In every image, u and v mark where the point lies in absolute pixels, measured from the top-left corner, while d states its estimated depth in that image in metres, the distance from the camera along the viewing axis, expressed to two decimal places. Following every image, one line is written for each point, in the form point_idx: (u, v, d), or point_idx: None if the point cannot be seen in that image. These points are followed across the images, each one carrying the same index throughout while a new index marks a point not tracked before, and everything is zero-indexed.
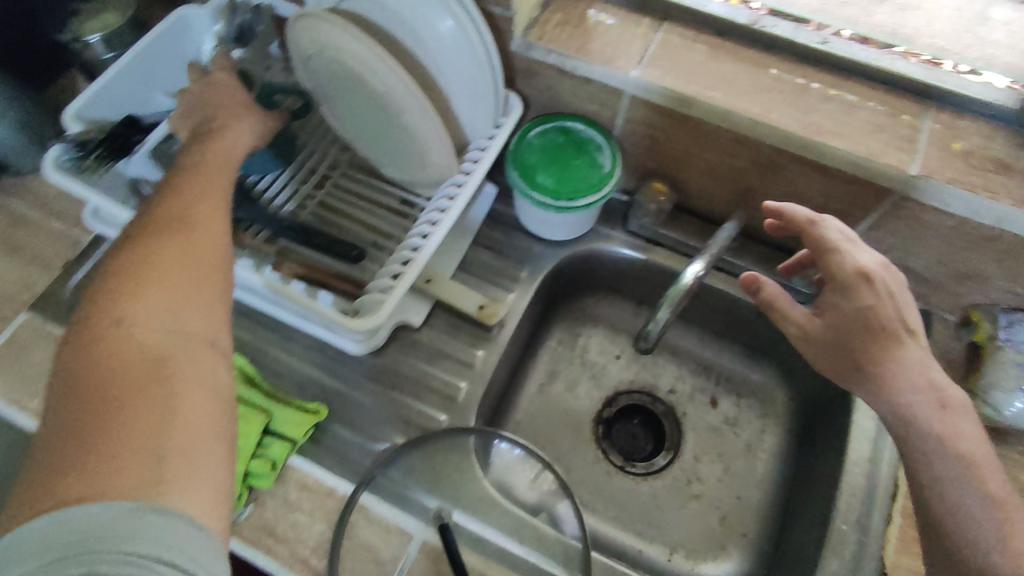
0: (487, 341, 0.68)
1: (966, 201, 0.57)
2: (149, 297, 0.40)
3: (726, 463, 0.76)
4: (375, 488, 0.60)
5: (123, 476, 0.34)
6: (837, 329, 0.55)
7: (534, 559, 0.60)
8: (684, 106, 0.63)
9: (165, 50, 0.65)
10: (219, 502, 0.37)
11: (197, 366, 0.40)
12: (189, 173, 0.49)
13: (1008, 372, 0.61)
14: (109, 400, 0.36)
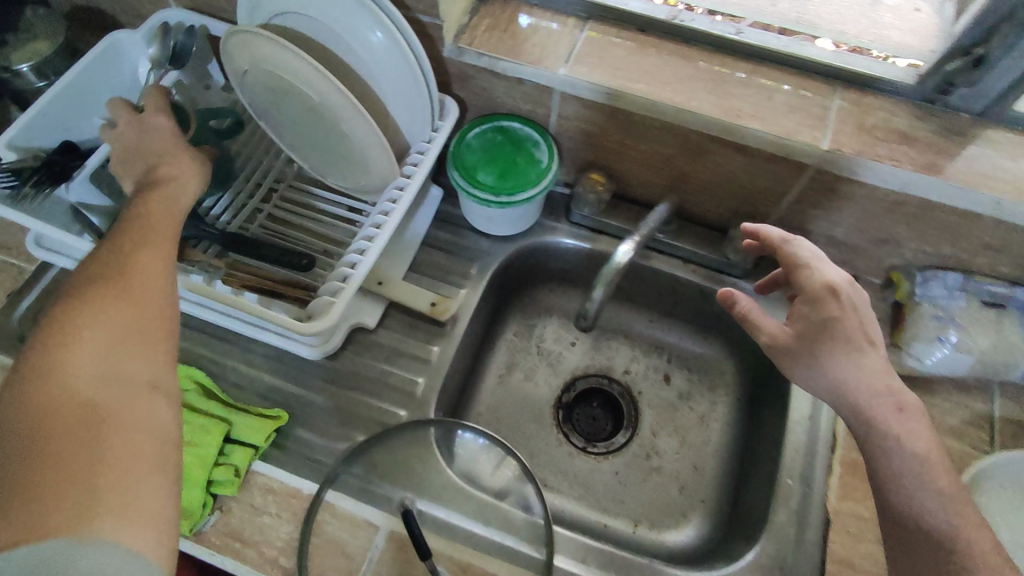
0: (442, 336, 0.71)
1: (896, 175, 0.61)
2: (85, 342, 0.43)
3: (682, 436, 0.80)
4: (338, 484, 0.62)
5: (54, 521, 0.36)
6: (808, 338, 0.55)
7: (501, 541, 0.61)
8: (618, 102, 0.67)
9: (98, 75, 0.70)
10: (156, 535, 0.40)
11: (133, 409, 0.42)
12: (134, 219, 0.52)
13: (927, 324, 0.67)
14: (41, 445, 0.38)
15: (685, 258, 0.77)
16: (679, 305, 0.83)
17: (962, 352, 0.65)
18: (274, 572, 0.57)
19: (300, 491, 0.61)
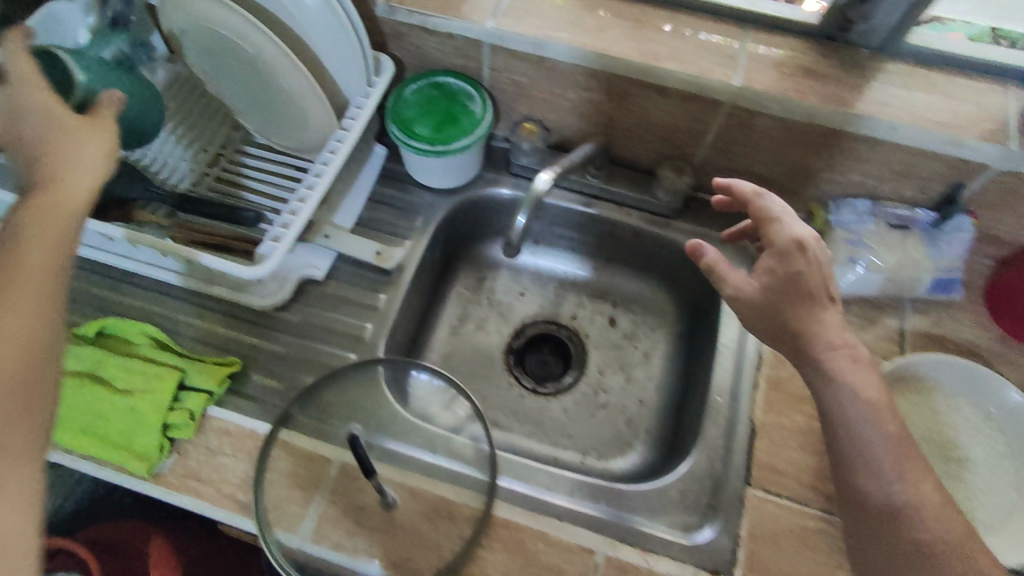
0: (389, 285, 0.75)
1: (902, 129, 0.64)
2: None
3: (627, 373, 0.84)
4: (292, 424, 0.65)
5: None
6: (773, 294, 0.54)
7: (446, 465, 0.65)
8: (619, 70, 0.69)
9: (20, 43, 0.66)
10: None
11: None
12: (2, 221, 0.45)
13: (840, 248, 0.71)
14: None
15: (619, 202, 0.81)
16: (620, 250, 0.87)
17: (872, 270, 0.69)
18: (232, 506, 0.61)
19: (254, 431, 0.64)
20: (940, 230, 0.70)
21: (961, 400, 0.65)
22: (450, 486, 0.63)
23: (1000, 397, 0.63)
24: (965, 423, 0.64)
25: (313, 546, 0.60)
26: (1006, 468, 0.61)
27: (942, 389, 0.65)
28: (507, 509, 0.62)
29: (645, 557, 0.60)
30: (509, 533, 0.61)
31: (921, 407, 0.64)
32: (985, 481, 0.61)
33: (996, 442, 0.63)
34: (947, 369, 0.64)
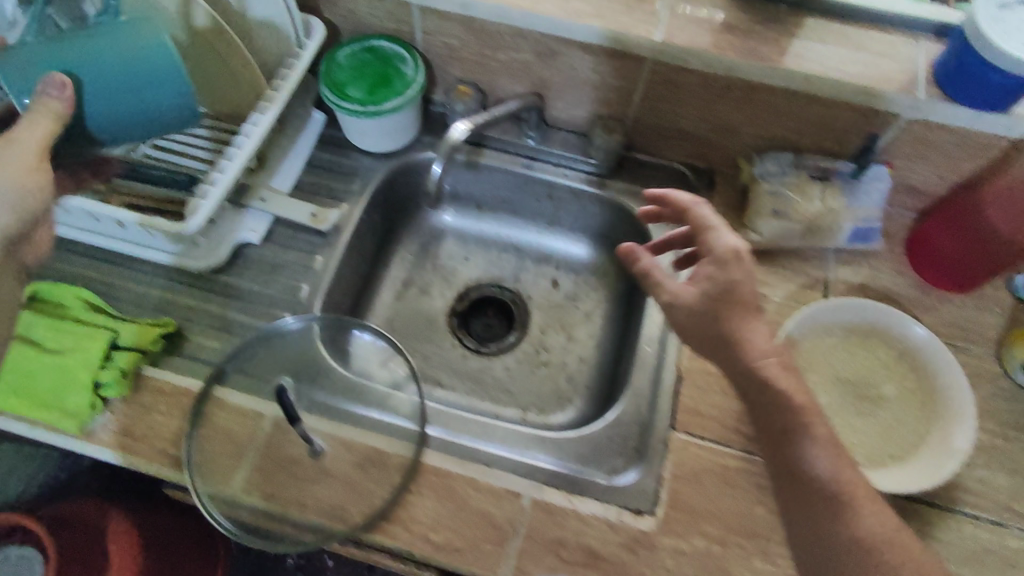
0: (326, 247, 0.76)
1: (942, 110, 0.65)
2: None
3: (569, 332, 0.86)
4: (226, 382, 0.66)
5: None
6: (714, 303, 0.57)
7: (378, 417, 0.66)
8: (659, 55, 0.69)
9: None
10: None
11: None
12: None
13: (765, 200, 0.73)
14: None
15: (556, 164, 0.82)
16: (561, 211, 0.88)
17: (794, 221, 0.72)
18: (165, 461, 0.61)
19: (188, 389, 0.65)
20: (858, 180, 0.72)
21: (867, 343, 0.67)
22: (386, 435, 0.65)
23: (900, 336, 0.66)
24: (870, 364, 0.66)
25: (248, 497, 0.62)
26: (906, 403, 0.64)
27: (848, 333, 0.67)
28: (435, 456, 0.63)
29: (571, 498, 0.62)
30: (438, 478, 0.62)
31: (828, 352, 0.67)
32: (886, 417, 0.64)
33: (898, 379, 0.66)
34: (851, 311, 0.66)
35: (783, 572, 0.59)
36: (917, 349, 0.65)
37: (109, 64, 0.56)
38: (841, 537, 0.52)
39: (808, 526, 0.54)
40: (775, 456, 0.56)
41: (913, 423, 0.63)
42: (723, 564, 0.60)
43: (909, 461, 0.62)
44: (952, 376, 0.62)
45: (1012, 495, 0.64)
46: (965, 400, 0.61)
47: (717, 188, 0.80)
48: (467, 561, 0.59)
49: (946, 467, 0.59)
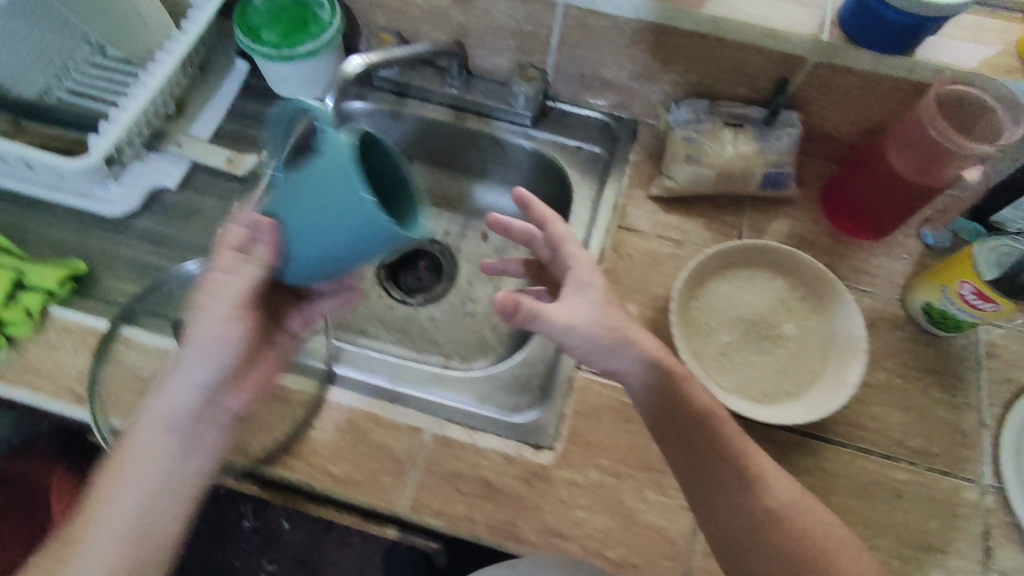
0: (243, 193, 0.75)
1: None
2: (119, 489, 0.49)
3: (495, 283, 0.87)
4: (134, 322, 0.66)
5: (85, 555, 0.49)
6: (603, 307, 0.56)
7: (281, 348, 0.69)
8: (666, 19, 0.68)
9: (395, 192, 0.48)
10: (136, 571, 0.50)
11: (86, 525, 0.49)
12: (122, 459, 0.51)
13: (678, 145, 0.73)
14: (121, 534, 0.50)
15: (479, 114, 0.82)
16: (489, 163, 0.87)
17: (705, 166, 0.71)
18: (68, 397, 0.62)
19: (95, 328, 0.66)
20: (771, 126, 0.72)
21: (768, 284, 0.68)
22: (292, 373, 0.66)
23: (800, 278, 0.67)
24: (771, 305, 0.67)
25: None
26: (804, 342, 0.65)
27: (750, 275, 0.68)
28: (340, 395, 0.65)
29: (471, 433, 0.63)
30: (341, 414, 0.64)
31: (730, 293, 0.67)
32: (784, 356, 0.65)
33: (798, 320, 0.66)
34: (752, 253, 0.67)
35: (673, 502, 0.61)
36: (815, 290, 0.66)
37: (312, 202, 0.47)
38: (748, 510, 0.55)
39: (716, 502, 0.56)
40: (686, 441, 0.57)
41: (809, 361, 0.64)
42: (614, 495, 0.61)
43: (801, 397, 0.63)
44: (847, 316, 0.64)
45: (902, 431, 0.65)
46: (857, 338, 0.62)
47: (639, 137, 0.80)
48: (365, 492, 0.60)
49: (834, 402, 0.60)
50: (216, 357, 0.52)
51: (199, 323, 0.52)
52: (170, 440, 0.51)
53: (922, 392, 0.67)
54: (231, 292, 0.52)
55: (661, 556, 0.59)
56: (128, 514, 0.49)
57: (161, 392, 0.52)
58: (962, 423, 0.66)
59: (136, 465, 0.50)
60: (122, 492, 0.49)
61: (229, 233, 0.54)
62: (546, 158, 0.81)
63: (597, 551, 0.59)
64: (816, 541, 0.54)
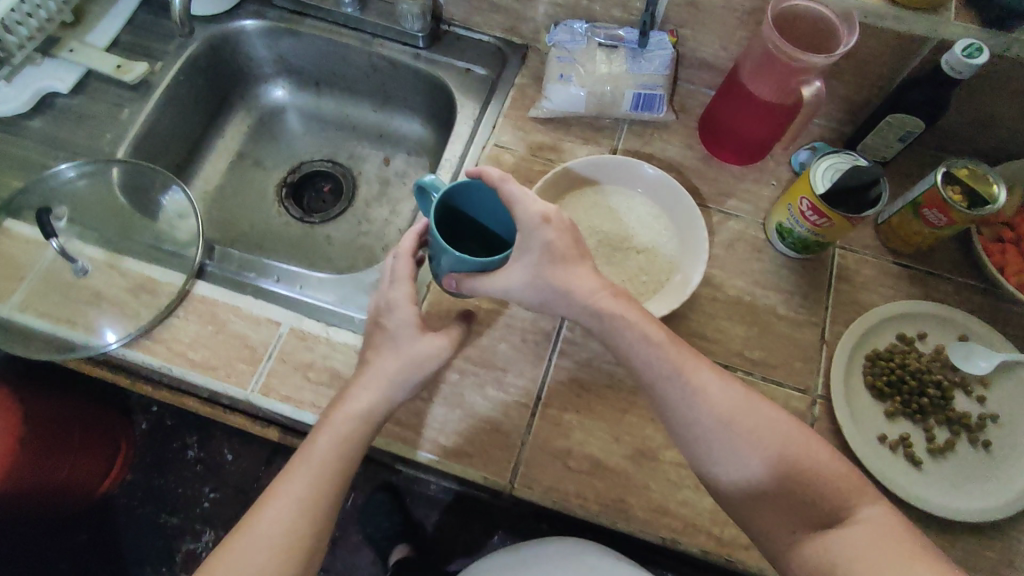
0: (136, 100, 0.78)
1: None
2: (292, 477, 0.57)
3: (392, 205, 0.89)
4: (15, 215, 0.70)
5: (251, 534, 0.55)
6: (535, 266, 0.57)
7: (156, 248, 0.71)
8: None
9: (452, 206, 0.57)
10: (277, 546, 0.54)
11: (269, 511, 0.56)
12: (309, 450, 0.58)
13: (553, 66, 0.75)
14: (291, 518, 0.55)
15: (374, 34, 0.83)
16: (389, 86, 0.88)
17: (576, 87, 0.74)
18: None
19: None
20: (643, 48, 0.73)
21: (629, 200, 0.70)
22: (162, 268, 0.69)
23: (656, 191, 0.69)
24: (628, 219, 0.69)
25: (23, 313, 0.67)
26: (655, 254, 0.68)
27: (613, 191, 0.71)
28: (204, 287, 0.68)
29: (326, 329, 0.67)
30: (204, 306, 0.67)
31: (590, 207, 0.70)
32: (633, 267, 0.68)
33: (652, 233, 0.69)
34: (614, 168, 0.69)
35: (512, 398, 0.65)
36: (670, 203, 0.69)
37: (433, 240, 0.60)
38: (681, 411, 0.55)
39: (664, 407, 0.56)
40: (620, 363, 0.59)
41: (656, 272, 0.67)
42: (455, 389, 0.65)
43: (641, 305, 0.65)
44: (694, 227, 0.67)
45: (743, 343, 0.68)
46: (700, 247, 0.65)
47: (527, 62, 0.81)
48: (219, 377, 0.64)
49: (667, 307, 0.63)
50: (398, 373, 0.59)
51: (388, 356, 0.60)
52: (344, 458, 0.57)
53: (768, 311, 0.70)
54: (408, 326, 0.60)
55: (493, 447, 0.63)
56: (322, 498, 0.57)
57: (343, 403, 0.59)
58: (802, 339, 0.69)
59: (327, 472, 0.57)
60: (302, 478, 0.57)
61: (392, 292, 0.61)
62: (437, 80, 0.83)
63: (432, 440, 0.63)
64: (772, 442, 0.53)
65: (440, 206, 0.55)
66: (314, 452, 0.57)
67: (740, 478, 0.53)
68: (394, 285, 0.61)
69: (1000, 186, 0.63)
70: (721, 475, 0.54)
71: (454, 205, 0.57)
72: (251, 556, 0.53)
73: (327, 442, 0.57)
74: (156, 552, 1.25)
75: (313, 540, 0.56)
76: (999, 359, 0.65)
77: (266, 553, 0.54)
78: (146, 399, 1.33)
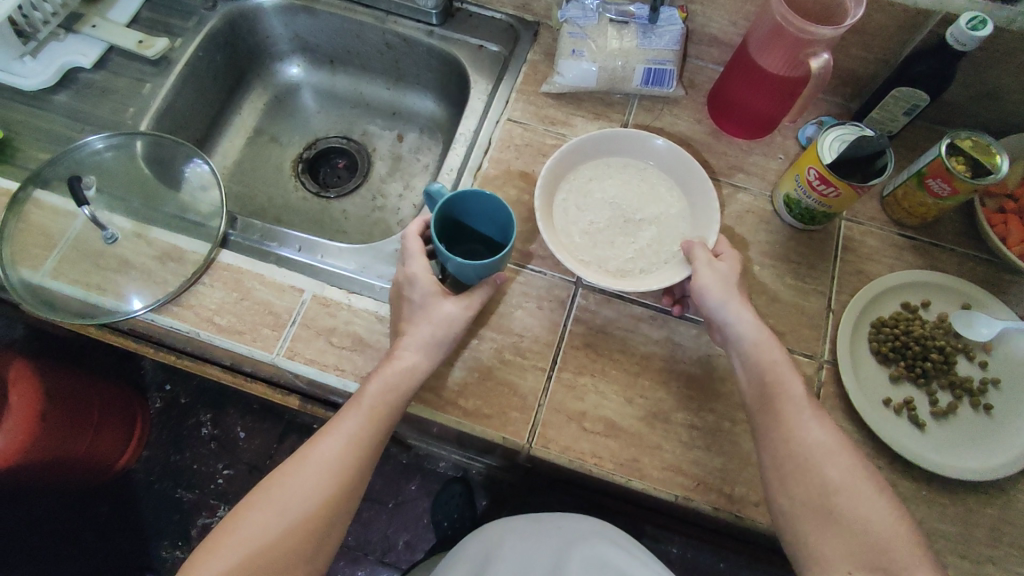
0: (156, 75, 0.80)
1: None
2: (343, 420, 0.58)
3: (406, 181, 0.91)
4: (45, 185, 0.73)
5: (301, 470, 0.57)
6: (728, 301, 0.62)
7: (180, 218, 0.73)
8: None
9: (462, 204, 0.60)
10: (325, 481, 0.56)
11: (318, 451, 0.57)
12: (358, 397, 0.59)
13: (565, 42, 0.77)
14: (340, 460, 0.57)
15: (387, 11, 0.84)
16: (402, 63, 0.90)
17: (588, 62, 0.75)
18: None
19: (5, 187, 0.72)
20: (654, 24, 0.74)
21: (643, 172, 0.72)
22: (186, 237, 0.71)
23: (671, 164, 0.71)
24: (641, 190, 0.71)
25: (52, 280, 0.69)
26: (667, 224, 0.70)
27: (626, 164, 0.72)
28: (228, 256, 0.70)
29: (348, 296, 0.69)
30: (229, 274, 0.69)
31: (604, 179, 0.71)
32: (646, 237, 0.69)
33: (668, 205, 0.70)
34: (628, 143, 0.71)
35: (529, 362, 0.67)
36: (683, 173, 0.70)
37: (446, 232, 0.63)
38: (796, 441, 0.56)
39: (763, 430, 0.58)
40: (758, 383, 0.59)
41: (668, 243, 0.69)
42: (475, 353, 0.67)
43: (653, 274, 0.67)
44: (706, 201, 0.68)
45: None
46: (712, 216, 0.67)
47: (539, 39, 0.83)
48: (246, 341, 0.66)
49: (678, 277, 0.65)
50: (429, 336, 0.61)
51: (420, 322, 0.61)
52: (395, 404, 0.59)
53: (777, 280, 0.72)
54: (432, 295, 0.62)
55: (511, 408, 0.65)
56: (370, 438, 0.58)
57: (392, 357, 0.60)
58: (809, 306, 0.71)
59: (376, 415, 0.58)
60: (350, 422, 0.58)
61: (410, 268, 0.62)
62: (450, 58, 0.84)
63: (452, 402, 0.65)
64: (861, 483, 0.54)
65: (441, 209, 0.59)
66: (364, 395, 0.59)
67: (813, 502, 0.54)
68: (409, 261, 0.63)
69: (1003, 157, 0.65)
70: (792, 496, 0.55)
71: (457, 214, 0.61)
72: (303, 481, 0.56)
73: (376, 391, 0.59)
74: (172, 526, 1.28)
75: (361, 472, 0.58)
76: (999, 326, 0.67)
77: (317, 479, 0.56)
78: (159, 377, 1.36)
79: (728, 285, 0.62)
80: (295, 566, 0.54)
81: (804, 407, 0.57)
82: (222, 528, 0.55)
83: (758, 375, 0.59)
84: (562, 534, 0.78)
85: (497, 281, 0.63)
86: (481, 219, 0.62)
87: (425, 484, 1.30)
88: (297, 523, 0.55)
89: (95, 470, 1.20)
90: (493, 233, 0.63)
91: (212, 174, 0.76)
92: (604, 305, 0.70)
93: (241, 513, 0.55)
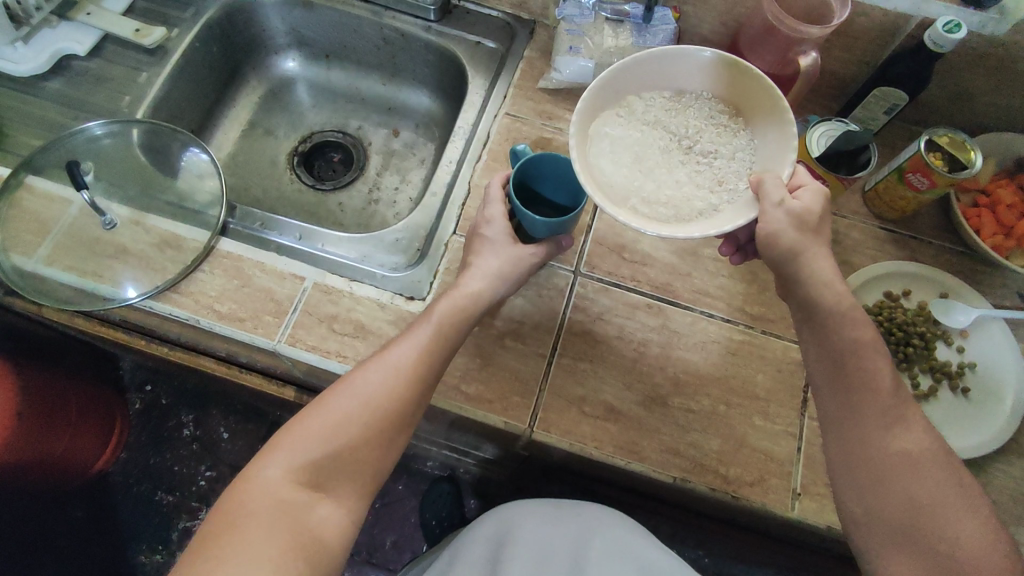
0: (151, 64, 0.79)
1: None
2: (416, 330, 0.60)
3: (402, 175, 0.92)
4: (38, 171, 0.72)
5: (373, 373, 0.57)
6: (801, 245, 0.55)
7: (178, 206, 0.73)
8: None
9: (543, 166, 0.63)
10: (398, 386, 0.57)
11: (391, 355, 0.58)
12: (429, 313, 0.61)
13: (563, 40, 0.79)
14: (412, 367, 0.57)
15: (385, 5, 0.85)
16: (399, 58, 0.91)
17: (585, 58, 0.78)
18: None
19: None
20: (648, 23, 0.77)
21: (698, 103, 0.61)
22: (185, 225, 0.71)
23: (727, 90, 0.60)
24: (697, 124, 0.60)
25: (46, 267, 0.68)
26: (726, 159, 0.58)
27: (678, 96, 0.61)
28: (228, 243, 0.70)
29: (350, 284, 0.69)
30: (229, 261, 0.69)
31: (650, 111, 0.60)
32: (701, 177, 0.58)
33: (726, 139, 0.59)
34: (684, 65, 0.59)
35: (529, 348, 0.68)
36: (747, 100, 0.59)
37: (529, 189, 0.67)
38: (881, 450, 0.54)
39: (831, 424, 0.56)
40: (836, 360, 0.56)
41: (729, 183, 0.57)
42: (475, 340, 0.68)
43: (712, 217, 0.55)
44: (777, 125, 0.56)
45: (744, 299, 0.72)
46: (784, 145, 0.55)
47: (535, 38, 0.85)
48: (247, 328, 0.66)
49: (742, 218, 0.53)
50: (495, 268, 0.63)
51: (487, 254, 0.64)
52: (460, 325, 0.61)
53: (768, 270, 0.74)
54: (504, 234, 0.65)
55: (513, 393, 0.66)
56: (439, 352, 0.59)
57: (459, 284, 0.63)
58: None
59: (445, 330, 0.60)
60: (422, 334, 0.59)
61: (488, 210, 0.66)
62: (448, 53, 0.86)
63: (454, 387, 0.66)
64: (949, 498, 0.52)
65: (521, 166, 0.63)
66: (434, 311, 0.60)
67: (892, 520, 0.53)
68: (488, 205, 0.66)
69: (977, 153, 0.68)
70: (873, 508, 0.53)
71: (538, 175, 0.65)
72: (376, 384, 0.57)
73: (446, 307, 0.61)
74: (151, 530, 1.24)
75: (430, 384, 0.59)
76: (975, 313, 0.71)
77: (386, 383, 0.57)
78: (140, 377, 1.33)
79: (803, 229, 0.55)
80: (367, 462, 0.56)
81: (889, 413, 0.54)
82: (301, 416, 0.56)
83: (834, 360, 0.56)
84: (577, 528, 0.74)
85: (560, 245, 0.66)
86: (560, 184, 0.65)
87: (411, 484, 1.29)
88: (370, 421, 0.56)
89: (75, 470, 1.17)
90: (572, 199, 0.66)
91: (214, 163, 0.75)
92: (601, 293, 0.71)
93: (318, 405, 0.56)
